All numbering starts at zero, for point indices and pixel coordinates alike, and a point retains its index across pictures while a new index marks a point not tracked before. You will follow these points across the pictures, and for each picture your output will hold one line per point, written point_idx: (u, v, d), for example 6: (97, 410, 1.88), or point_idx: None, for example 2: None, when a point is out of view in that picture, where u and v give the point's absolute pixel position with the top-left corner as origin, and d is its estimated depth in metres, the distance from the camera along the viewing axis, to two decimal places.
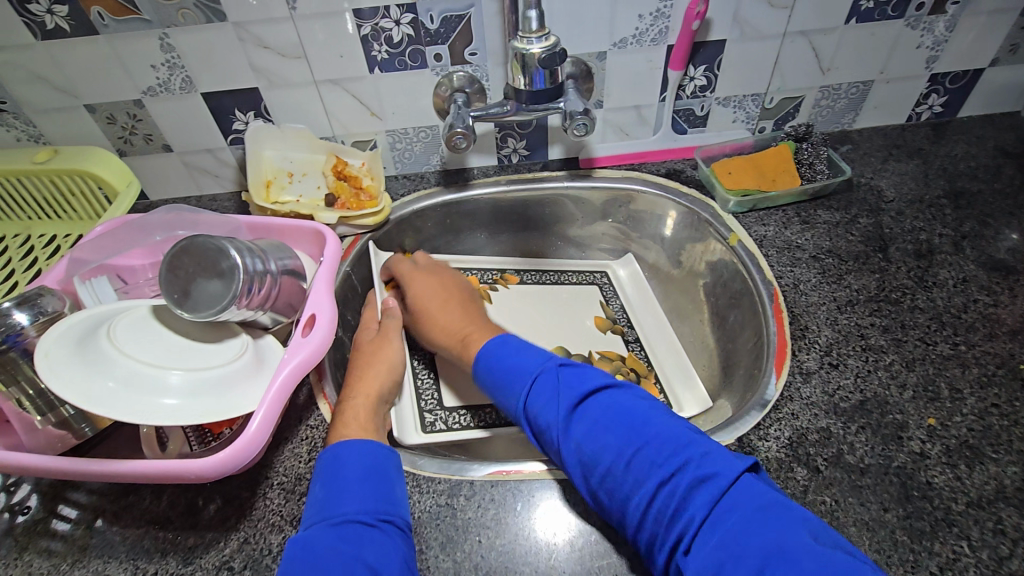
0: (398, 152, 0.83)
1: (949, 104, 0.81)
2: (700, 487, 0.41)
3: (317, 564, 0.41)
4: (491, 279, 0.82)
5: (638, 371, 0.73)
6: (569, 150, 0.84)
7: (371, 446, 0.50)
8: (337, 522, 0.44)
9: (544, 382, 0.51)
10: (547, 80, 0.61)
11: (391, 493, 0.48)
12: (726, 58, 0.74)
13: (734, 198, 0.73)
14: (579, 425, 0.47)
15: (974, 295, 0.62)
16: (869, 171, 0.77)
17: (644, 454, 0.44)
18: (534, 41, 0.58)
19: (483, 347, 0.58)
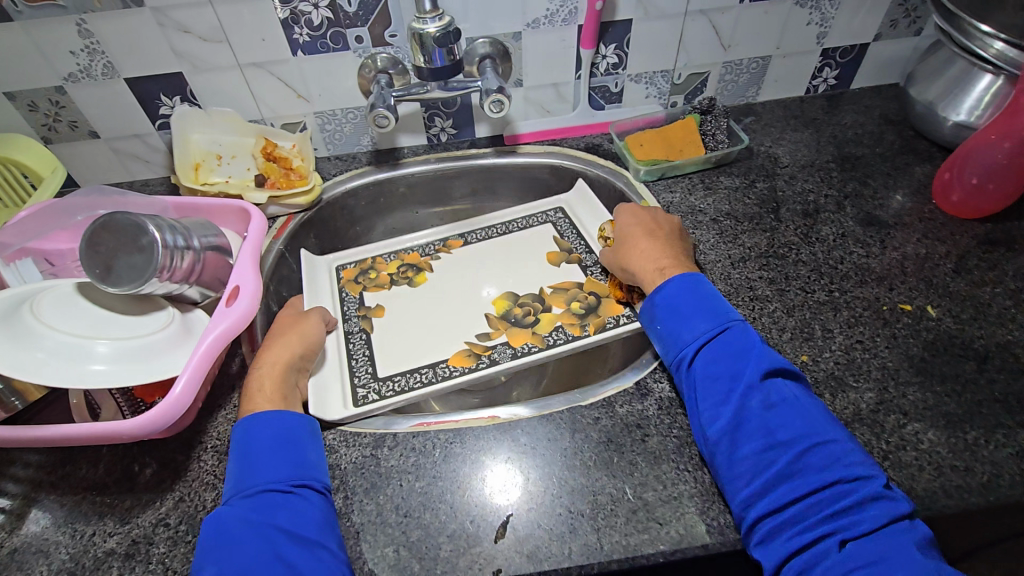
0: (328, 133, 0.86)
1: (842, 77, 0.88)
2: (881, 504, 0.43)
3: (239, 533, 0.45)
4: (432, 250, 0.84)
5: (596, 294, 0.75)
6: (495, 127, 0.88)
7: (281, 416, 0.53)
8: (249, 494, 0.48)
9: (734, 341, 0.53)
10: (447, 58, 0.64)
11: (306, 459, 0.52)
12: (634, 36, 0.79)
13: (643, 167, 0.79)
14: (758, 398, 0.50)
15: (850, 247, 0.69)
16: (768, 140, 0.84)
17: (826, 451, 0.46)
18: (429, 21, 0.62)
19: (670, 278, 0.60)
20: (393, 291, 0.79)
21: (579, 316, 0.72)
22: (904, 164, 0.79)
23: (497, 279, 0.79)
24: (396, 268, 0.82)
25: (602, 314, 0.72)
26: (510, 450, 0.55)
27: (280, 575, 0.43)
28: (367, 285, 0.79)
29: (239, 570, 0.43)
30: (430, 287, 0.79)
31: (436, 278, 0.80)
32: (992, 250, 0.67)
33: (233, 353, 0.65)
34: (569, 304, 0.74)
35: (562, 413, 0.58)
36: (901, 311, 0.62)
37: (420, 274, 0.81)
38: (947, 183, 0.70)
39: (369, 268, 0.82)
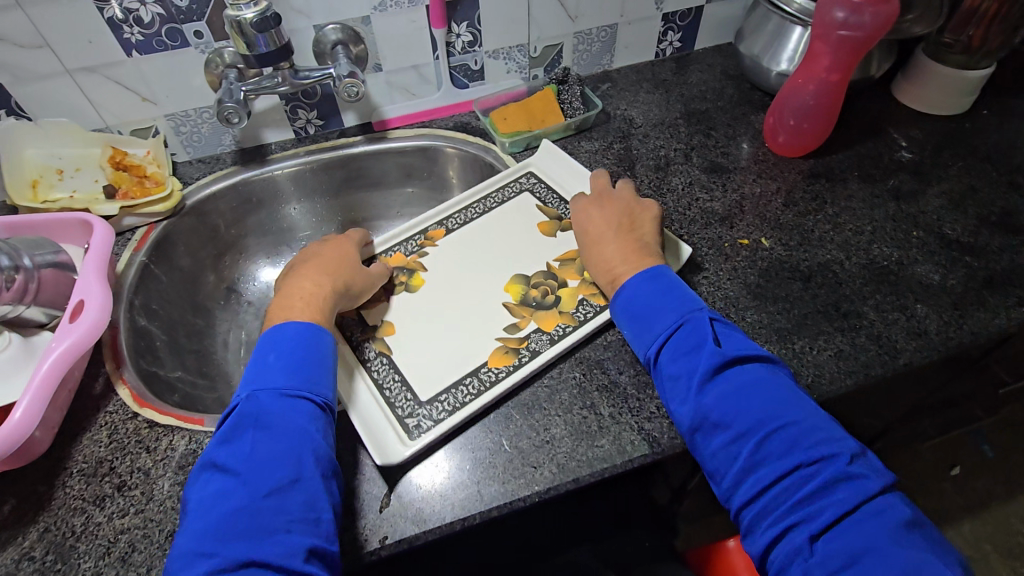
0: (184, 136, 0.82)
1: (685, 40, 0.95)
2: (845, 482, 0.43)
3: (247, 424, 0.48)
4: (415, 246, 0.72)
5: None
6: (362, 115, 0.88)
7: (317, 331, 0.55)
8: (286, 395, 0.50)
9: (689, 334, 0.53)
10: (271, 42, 0.64)
11: (319, 376, 0.53)
12: (483, 14, 0.81)
13: (506, 140, 0.82)
14: (717, 390, 0.49)
15: (696, 194, 0.75)
16: (624, 104, 0.89)
17: (786, 435, 0.46)
18: (245, 7, 0.61)
19: (625, 283, 0.59)
20: (395, 304, 0.66)
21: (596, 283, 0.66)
22: (742, 114, 0.86)
23: (498, 262, 0.70)
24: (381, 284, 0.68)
25: None
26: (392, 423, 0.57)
27: (273, 464, 0.45)
28: (362, 303, 0.66)
29: (239, 455, 0.46)
30: (435, 289, 0.68)
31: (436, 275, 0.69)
32: (815, 183, 0.75)
33: (95, 374, 0.62)
34: (582, 274, 0.67)
35: None
36: (739, 246, 0.69)
37: (414, 276, 0.69)
38: (773, 126, 0.77)
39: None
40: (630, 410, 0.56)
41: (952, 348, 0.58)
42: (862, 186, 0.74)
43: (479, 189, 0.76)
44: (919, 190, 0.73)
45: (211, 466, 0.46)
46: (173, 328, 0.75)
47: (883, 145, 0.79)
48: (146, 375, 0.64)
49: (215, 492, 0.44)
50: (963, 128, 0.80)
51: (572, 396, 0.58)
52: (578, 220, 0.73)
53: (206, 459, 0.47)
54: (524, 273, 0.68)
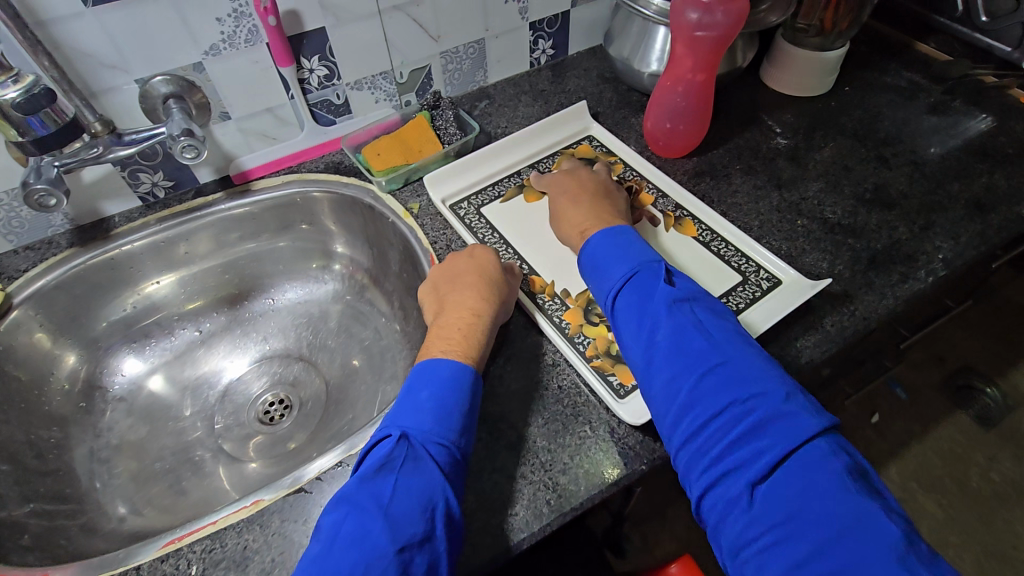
0: (0, 224, 0.70)
1: (557, 46, 0.92)
2: (784, 420, 0.41)
3: (388, 467, 0.44)
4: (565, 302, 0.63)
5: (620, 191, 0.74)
6: (218, 169, 0.79)
7: (463, 369, 0.51)
8: (436, 444, 0.46)
9: (637, 279, 0.53)
10: (49, 121, 0.56)
11: (457, 420, 0.48)
12: (335, 45, 0.74)
13: (383, 178, 0.74)
14: (665, 328, 0.49)
15: None
16: (503, 121, 0.85)
17: (727, 373, 0.45)
18: (5, 86, 0.53)
19: (590, 236, 0.59)
20: None
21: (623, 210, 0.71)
22: (623, 118, 0.84)
23: None
24: (605, 327, 0.61)
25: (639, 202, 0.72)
26: (282, 533, 0.49)
27: (409, 518, 0.41)
28: None
29: (372, 500, 0.42)
30: None
31: None
32: (701, 181, 0.74)
33: None
34: None
35: (335, 470, 0.53)
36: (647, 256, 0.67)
37: None
38: (651, 132, 0.75)
39: (614, 355, 0.58)
40: (541, 465, 0.52)
41: (847, 337, 0.58)
42: (744, 179, 0.74)
43: (467, 229, 0.71)
44: (798, 176, 0.74)
45: (347, 502, 0.43)
46: (17, 454, 0.64)
47: (760, 134, 0.79)
48: None
49: (341, 538, 0.40)
50: (829, 107, 0.82)
51: (480, 461, 0.53)
52: (517, 180, 0.76)
53: (345, 493, 0.43)
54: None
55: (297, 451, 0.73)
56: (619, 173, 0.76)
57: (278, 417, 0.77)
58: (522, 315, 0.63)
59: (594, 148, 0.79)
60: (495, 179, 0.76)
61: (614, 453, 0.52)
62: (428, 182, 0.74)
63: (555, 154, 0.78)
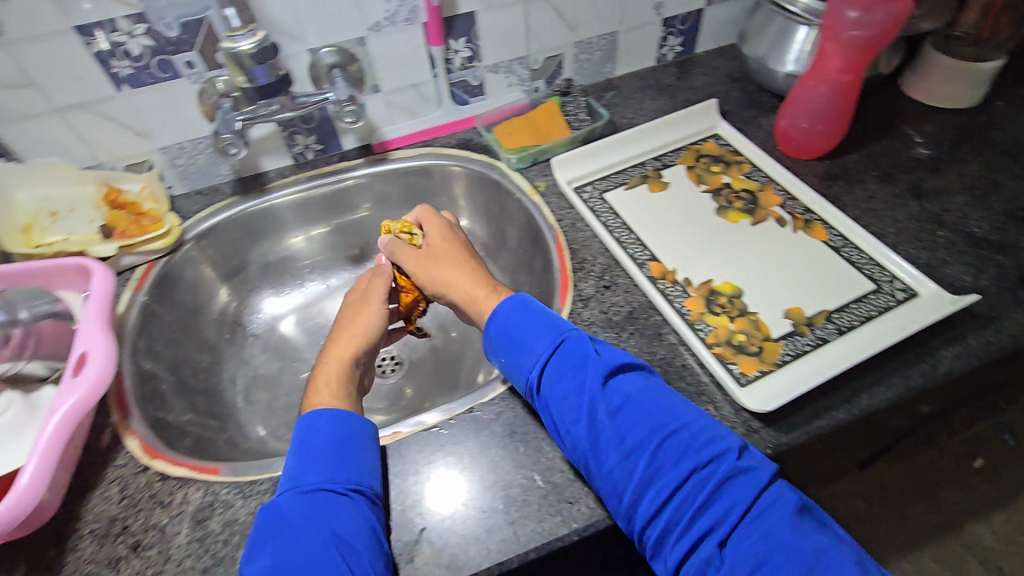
0: (181, 169, 0.79)
1: (687, 43, 0.93)
2: (738, 477, 0.45)
3: (322, 503, 0.48)
4: (686, 289, 0.64)
5: (748, 189, 0.73)
6: (362, 137, 0.85)
7: (343, 416, 0.55)
8: (307, 491, 0.49)
9: (566, 354, 0.54)
10: (268, 72, 0.68)
11: (348, 463, 0.51)
12: (481, 29, 0.78)
13: (512, 155, 0.79)
14: (608, 402, 0.51)
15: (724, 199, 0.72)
16: (629, 112, 0.86)
17: (676, 441, 0.47)
18: (240, 39, 0.64)
19: (495, 309, 0.60)
20: (767, 316, 0.61)
21: (749, 208, 0.71)
22: (752, 117, 0.84)
23: (713, 244, 0.68)
24: (727, 317, 0.61)
25: (766, 203, 0.72)
26: (418, 463, 0.55)
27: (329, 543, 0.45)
28: (753, 342, 0.59)
29: (307, 527, 0.46)
30: (747, 290, 0.64)
31: (732, 277, 0.65)
32: (834, 185, 0.73)
33: (102, 425, 0.59)
34: (731, 202, 0.72)
35: (465, 416, 0.57)
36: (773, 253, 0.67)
37: (725, 291, 0.64)
38: (784, 130, 0.75)
39: (736, 345, 0.59)
40: None
41: (992, 353, 0.56)
42: (881, 187, 0.72)
43: (588, 213, 0.72)
44: (941, 188, 0.71)
45: (268, 540, 0.45)
46: (180, 369, 0.73)
47: (898, 143, 0.77)
48: (153, 422, 0.62)
49: (283, 560, 0.44)
50: (977, 120, 0.79)
51: None
52: (641, 170, 0.76)
53: (278, 527, 0.46)
54: (714, 207, 0.71)
55: (409, 402, 0.79)
56: (746, 172, 0.76)
57: (388, 372, 0.82)
58: (644, 297, 0.64)
59: (720, 146, 0.79)
60: (619, 167, 0.77)
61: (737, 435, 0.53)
62: (553, 166, 0.77)
63: (682, 149, 0.79)
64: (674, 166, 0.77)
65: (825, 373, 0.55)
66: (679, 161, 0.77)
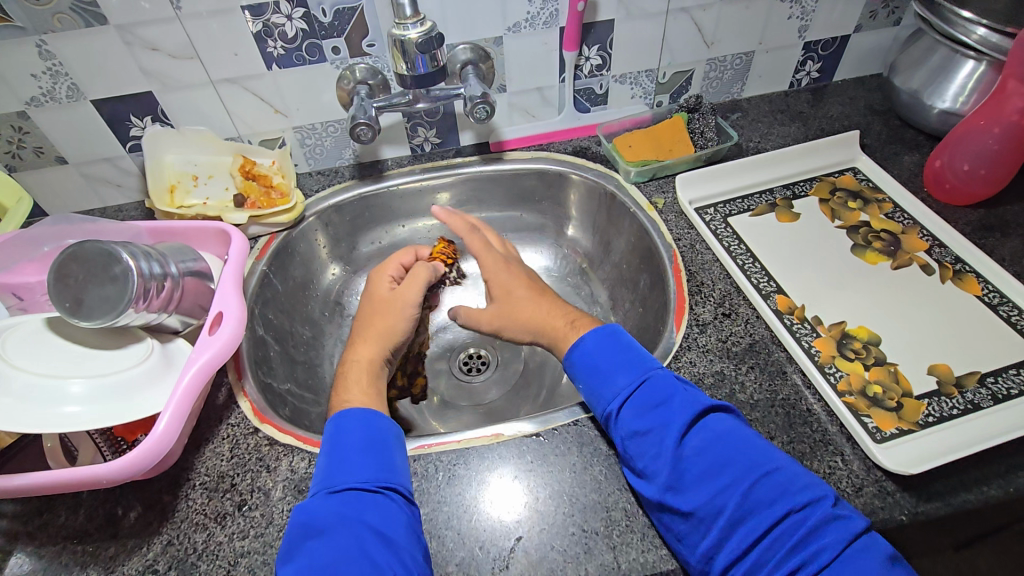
0: (309, 148, 0.83)
1: (824, 70, 0.88)
2: (833, 522, 0.42)
3: (352, 501, 0.46)
4: (815, 329, 0.60)
5: (889, 230, 0.69)
6: (479, 135, 0.86)
7: (373, 418, 0.53)
8: (338, 490, 0.47)
9: (652, 389, 0.51)
10: (429, 64, 0.65)
11: (386, 461, 0.50)
12: (616, 38, 0.77)
13: (634, 168, 0.76)
14: (697, 440, 0.48)
15: (859, 239, 0.68)
16: (756, 136, 0.83)
17: (773, 482, 0.44)
18: (410, 27, 0.62)
19: (582, 338, 0.57)
20: (907, 370, 0.56)
21: (889, 251, 0.67)
22: (894, 154, 0.78)
23: (846, 286, 0.64)
24: (861, 365, 0.56)
25: (909, 249, 0.67)
26: (518, 469, 0.53)
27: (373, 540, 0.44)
28: (890, 396, 0.54)
29: (335, 524, 0.44)
30: (884, 339, 0.59)
31: (867, 322, 0.60)
32: (989, 236, 0.66)
33: (218, 383, 0.61)
34: (868, 242, 0.68)
35: (569, 427, 0.55)
36: (916, 305, 0.61)
37: (859, 336, 0.59)
38: (938, 171, 0.69)
39: (871, 397, 0.54)
40: None
41: None
42: None
43: (710, 235, 0.69)
44: None
45: (310, 536, 0.44)
46: (285, 339, 0.75)
47: None
48: (263, 388, 0.64)
49: (324, 561, 0.42)
50: None
51: None
52: (768, 198, 0.74)
53: (312, 524, 0.45)
54: (849, 245, 0.68)
55: (495, 403, 0.78)
56: (887, 212, 0.71)
57: (476, 371, 0.81)
58: (767, 331, 0.60)
59: (859, 181, 0.75)
60: (745, 192, 0.75)
61: (868, 494, 0.48)
62: (676, 181, 0.75)
63: (814, 179, 0.76)
64: (806, 197, 0.74)
65: (973, 447, 0.49)
66: (812, 193, 0.74)
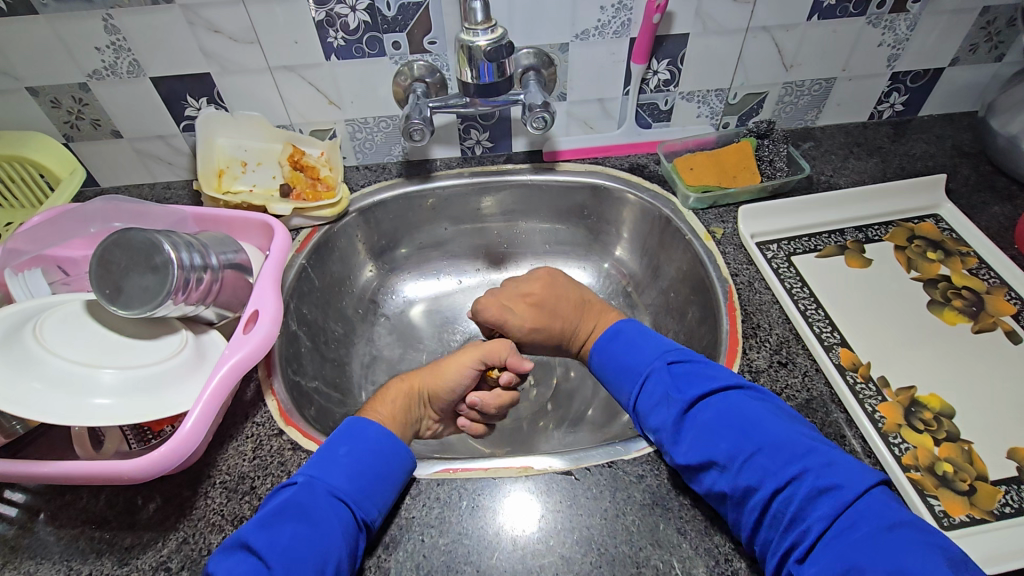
0: (358, 142, 0.81)
1: (910, 103, 0.82)
2: (819, 498, 0.42)
3: (291, 512, 0.44)
4: (878, 390, 0.55)
5: (971, 288, 0.63)
6: (533, 143, 0.83)
7: (383, 436, 0.51)
8: (327, 493, 0.46)
9: (653, 382, 0.53)
10: (496, 73, 0.62)
11: (377, 492, 0.48)
12: (689, 53, 0.73)
13: (694, 193, 0.72)
14: (688, 429, 0.49)
15: (936, 295, 0.63)
16: (829, 169, 0.77)
17: (759, 462, 0.45)
18: (480, 33, 0.59)
19: (591, 351, 0.60)
20: (982, 450, 0.51)
21: (970, 312, 0.61)
22: (981, 203, 0.72)
23: (920, 348, 0.59)
24: (930, 439, 0.52)
25: (994, 312, 0.61)
26: (545, 508, 0.50)
27: (300, 564, 0.41)
28: (959, 475, 0.49)
29: (300, 529, 0.43)
30: (956, 412, 0.54)
31: (939, 391, 0.55)
32: None
33: (248, 377, 0.60)
34: (947, 299, 0.62)
35: (602, 468, 0.52)
36: (997, 377, 0.56)
37: (928, 400, 0.54)
38: None
39: (939, 477, 0.49)
40: None
41: None
42: None
43: (771, 274, 0.65)
44: None
45: (244, 547, 0.42)
46: (317, 335, 0.74)
47: None
48: (291, 386, 0.62)
49: (285, 547, 0.42)
50: None
51: None
52: (838, 239, 0.69)
53: (241, 536, 0.43)
54: (925, 301, 0.62)
55: (522, 423, 0.75)
56: (971, 267, 0.65)
57: None
58: (826, 387, 0.55)
59: (940, 230, 0.69)
60: (813, 230, 0.70)
61: None
62: (740, 211, 0.71)
63: (890, 223, 0.70)
64: (879, 242, 0.68)
65: None
66: (887, 238, 0.69)
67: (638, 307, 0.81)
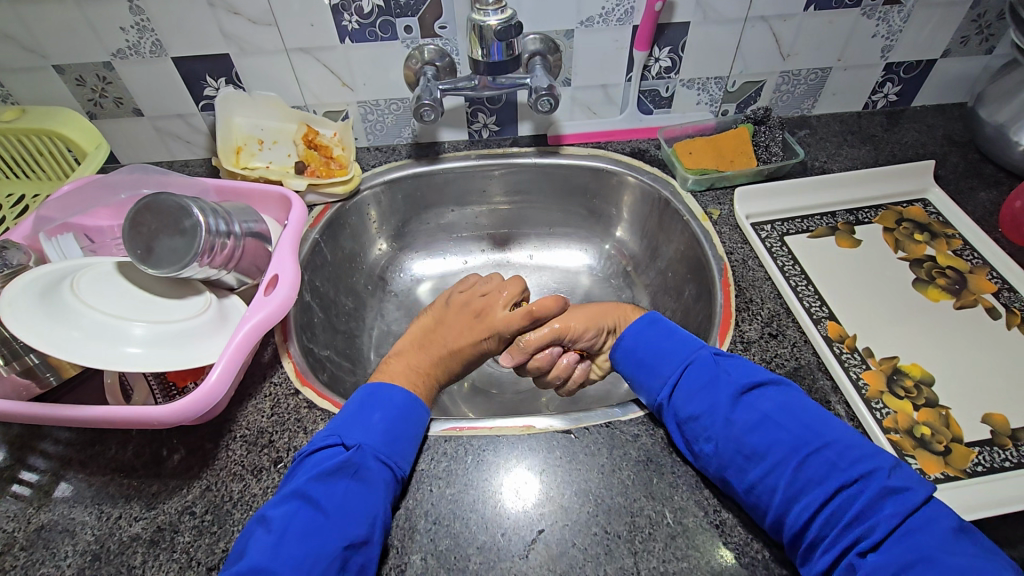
0: (369, 123, 0.84)
1: (903, 93, 0.85)
2: (888, 496, 0.42)
3: (343, 471, 0.47)
4: (862, 359, 0.58)
5: (956, 268, 0.66)
6: (539, 127, 0.86)
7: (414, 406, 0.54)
8: (373, 457, 0.48)
9: (698, 371, 0.52)
10: (504, 52, 0.65)
11: (408, 451, 0.51)
12: (690, 40, 0.76)
13: (692, 176, 0.75)
14: (744, 417, 0.48)
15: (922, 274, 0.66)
16: (824, 155, 0.80)
17: (823, 457, 0.44)
18: (491, 13, 0.62)
19: (624, 333, 0.57)
20: (958, 416, 0.54)
21: (953, 290, 0.64)
22: (969, 188, 0.74)
23: (904, 321, 0.62)
24: (909, 404, 0.55)
25: (976, 290, 0.64)
26: (546, 463, 0.53)
27: (354, 519, 0.45)
28: (934, 437, 0.52)
29: (351, 491, 0.46)
30: (935, 381, 0.57)
31: (920, 361, 0.58)
32: None
33: (265, 342, 0.64)
34: (932, 277, 0.65)
35: (600, 428, 0.55)
36: (976, 350, 0.59)
37: (908, 370, 0.57)
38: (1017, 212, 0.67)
39: (917, 438, 0.52)
40: None
41: None
42: None
43: (764, 253, 0.68)
44: None
45: (300, 496, 0.45)
46: (329, 307, 0.77)
47: None
48: (305, 351, 0.66)
49: (340, 505, 0.45)
50: None
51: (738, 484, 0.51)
52: (830, 221, 0.72)
53: (297, 486, 0.46)
54: (911, 279, 0.65)
55: (525, 395, 0.78)
56: (955, 248, 0.68)
57: None
58: (814, 357, 0.59)
59: (928, 214, 0.72)
60: (806, 212, 0.73)
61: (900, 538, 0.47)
62: (736, 193, 0.74)
63: (880, 207, 0.73)
64: (869, 224, 0.71)
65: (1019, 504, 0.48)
66: (876, 220, 0.72)
67: (637, 287, 0.84)
